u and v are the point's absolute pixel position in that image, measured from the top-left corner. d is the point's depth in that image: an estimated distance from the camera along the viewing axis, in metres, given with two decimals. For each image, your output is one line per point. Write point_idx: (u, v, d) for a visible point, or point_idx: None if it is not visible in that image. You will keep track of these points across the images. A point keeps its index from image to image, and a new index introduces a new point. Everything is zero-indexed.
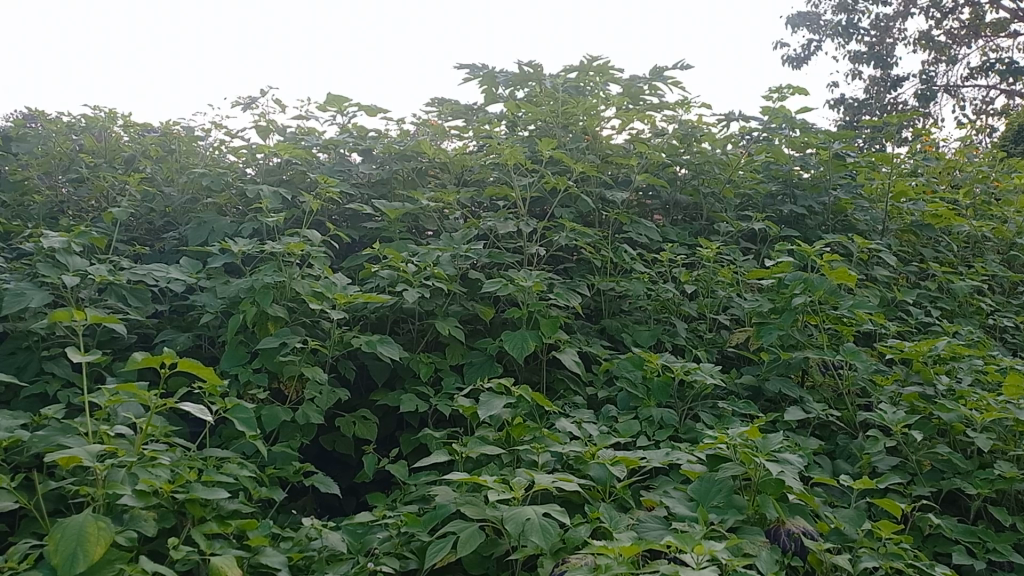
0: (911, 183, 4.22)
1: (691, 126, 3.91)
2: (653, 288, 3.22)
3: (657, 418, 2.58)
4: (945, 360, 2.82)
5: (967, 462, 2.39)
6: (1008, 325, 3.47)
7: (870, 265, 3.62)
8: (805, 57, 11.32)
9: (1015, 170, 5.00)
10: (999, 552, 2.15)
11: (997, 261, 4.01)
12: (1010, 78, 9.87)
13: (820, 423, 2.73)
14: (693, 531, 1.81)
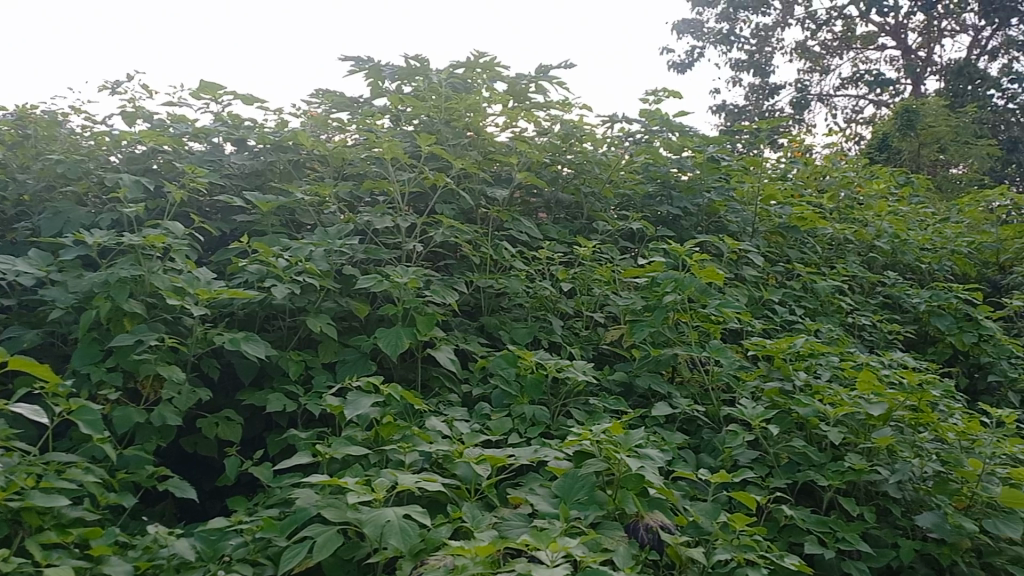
0: (780, 187, 4.39)
1: (573, 126, 3.95)
2: (531, 285, 3.23)
3: (530, 415, 2.58)
4: (805, 357, 2.95)
5: (821, 455, 2.50)
6: (865, 323, 3.64)
7: (739, 265, 3.73)
8: (690, 62, 11.66)
9: (876, 176, 5.29)
10: (848, 541, 2.25)
11: (857, 262, 4.22)
12: (877, 90, 10.44)
13: (687, 418, 2.80)
14: (552, 528, 1.81)
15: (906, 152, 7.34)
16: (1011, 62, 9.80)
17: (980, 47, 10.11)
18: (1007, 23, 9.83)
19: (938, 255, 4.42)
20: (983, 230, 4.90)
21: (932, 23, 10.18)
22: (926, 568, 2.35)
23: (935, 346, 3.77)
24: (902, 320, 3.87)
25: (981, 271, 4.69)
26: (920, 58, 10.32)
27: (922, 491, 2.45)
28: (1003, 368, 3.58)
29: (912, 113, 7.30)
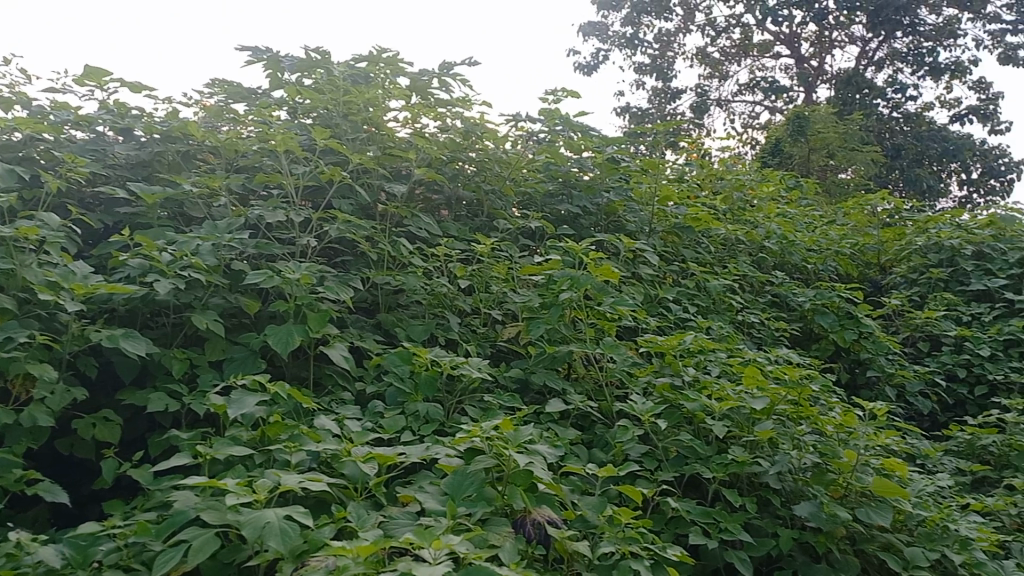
0: (676, 188, 4.50)
1: (474, 123, 3.94)
2: (428, 282, 3.21)
3: (423, 413, 2.56)
4: (694, 354, 3.03)
5: (707, 448, 2.57)
6: (754, 321, 3.76)
7: (635, 264, 3.79)
8: (595, 64, 11.83)
9: (767, 179, 5.49)
10: (729, 531, 2.32)
11: (748, 262, 4.36)
12: (772, 96, 10.83)
13: (580, 414, 2.83)
14: (436, 526, 1.80)
15: (797, 157, 7.75)
16: (895, 73, 10.32)
17: (867, 58, 10.62)
18: (891, 36, 10.36)
19: (822, 257, 4.63)
20: (865, 233, 5.14)
21: (823, 34, 10.63)
22: (803, 555, 2.44)
23: (819, 343, 3.93)
24: (788, 318, 4.02)
25: (863, 271, 4.92)
26: (812, 67, 10.76)
27: (800, 481, 2.54)
28: (880, 364, 3.78)
29: (803, 119, 7.82)
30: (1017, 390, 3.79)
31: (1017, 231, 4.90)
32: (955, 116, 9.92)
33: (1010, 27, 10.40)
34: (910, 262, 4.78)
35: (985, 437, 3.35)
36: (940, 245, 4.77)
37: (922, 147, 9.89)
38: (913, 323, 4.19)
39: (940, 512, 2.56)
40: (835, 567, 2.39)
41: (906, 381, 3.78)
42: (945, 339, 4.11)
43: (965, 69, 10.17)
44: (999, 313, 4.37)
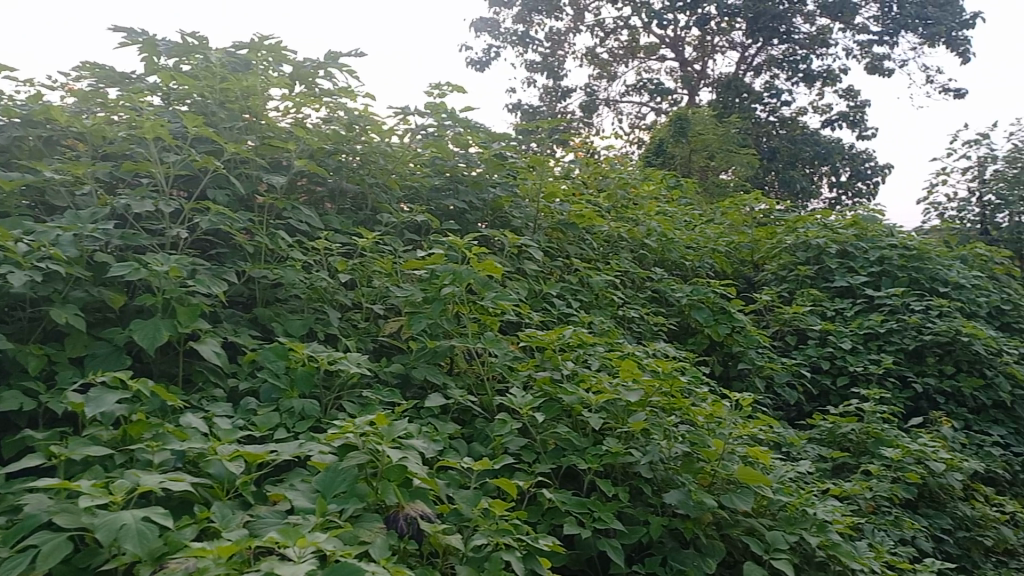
0: (561, 185, 4.55)
1: (357, 115, 3.88)
2: (307, 276, 3.14)
3: (298, 409, 2.50)
4: (573, 348, 3.07)
5: (583, 440, 2.61)
6: (634, 316, 3.86)
7: (520, 259, 3.82)
8: (487, 61, 11.86)
9: (650, 178, 5.64)
10: (603, 520, 2.37)
11: (630, 258, 4.46)
12: (658, 98, 11.12)
13: (461, 409, 2.82)
14: (304, 523, 1.77)
15: (679, 156, 8.02)
16: (772, 79, 10.79)
17: (747, 64, 11.06)
18: (769, 43, 10.81)
19: (699, 254, 4.79)
20: (740, 231, 5.35)
21: (706, 39, 11.01)
22: (674, 541, 2.52)
23: (695, 337, 4.06)
24: (667, 313, 4.14)
25: (738, 268, 5.11)
26: (696, 71, 11.12)
27: (671, 470, 2.62)
28: (751, 357, 3.95)
29: (684, 121, 8.06)
30: (874, 381, 4.04)
31: (876, 230, 5.26)
32: (827, 122, 10.45)
33: (876, 39, 11.04)
34: (781, 260, 5.02)
35: (845, 425, 3.55)
36: (808, 244, 5.05)
37: (797, 151, 10.37)
38: (782, 318, 4.39)
39: (799, 496, 2.70)
40: (702, 552, 2.48)
41: (775, 373, 3.96)
42: (811, 333, 4.33)
43: (835, 78, 10.74)
44: (860, 308, 4.64)
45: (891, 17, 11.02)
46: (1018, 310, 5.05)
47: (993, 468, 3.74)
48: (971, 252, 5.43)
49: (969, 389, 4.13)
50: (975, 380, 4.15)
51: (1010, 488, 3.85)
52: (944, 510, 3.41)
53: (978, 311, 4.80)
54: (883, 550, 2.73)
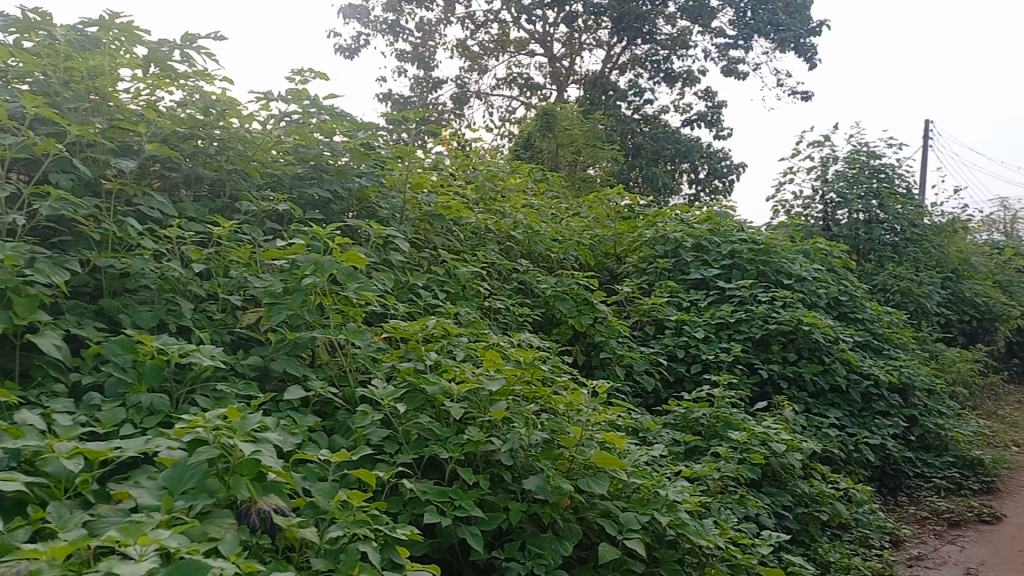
0: (427, 176, 4.54)
1: (215, 99, 3.73)
2: (159, 266, 3.00)
3: (146, 404, 2.39)
4: (437, 338, 3.08)
5: (445, 429, 2.62)
6: (499, 306, 3.90)
7: (386, 250, 3.79)
8: (356, 48, 11.66)
9: (516, 171, 5.72)
10: (463, 508, 2.40)
11: (496, 249, 4.51)
12: (527, 92, 11.27)
13: (321, 401, 2.76)
14: (148, 521, 1.69)
15: (546, 151, 8.18)
16: (637, 78, 11.14)
17: (613, 62, 11.36)
18: (633, 43, 11.15)
19: (564, 247, 4.90)
20: (604, 224, 5.50)
21: (574, 36, 11.24)
22: (532, 526, 2.58)
23: (559, 327, 4.15)
24: (532, 304, 4.21)
25: (601, 261, 5.26)
26: (564, 67, 11.34)
27: (530, 457, 2.68)
28: (612, 346, 4.08)
29: (551, 116, 8.14)
30: (725, 368, 4.26)
31: (729, 225, 5.55)
32: (687, 121, 10.89)
33: (732, 43, 11.59)
34: (641, 252, 5.20)
35: (697, 410, 3.73)
36: (666, 238, 5.27)
37: (659, 148, 10.75)
38: (641, 308, 4.56)
39: (652, 478, 2.83)
40: (560, 535, 2.55)
41: (634, 362, 4.11)
42: (668, 323, 4.52)
43: (695, 78, 11.20)
44: (713, 299, 4.88)
45: (745, 22, 11.59)
46: (853, 301, 5.45)
47: (829, 448, 4.03)
48: (813, 246, 5.81)
49: (810, 374, 4.42)
50: (814, 365, 4.45)
51: (844, 466, 4.15)
52: (785, 487, 3.64)
53: (818, 301, 5.14)
54: (727, 527, 2.90)
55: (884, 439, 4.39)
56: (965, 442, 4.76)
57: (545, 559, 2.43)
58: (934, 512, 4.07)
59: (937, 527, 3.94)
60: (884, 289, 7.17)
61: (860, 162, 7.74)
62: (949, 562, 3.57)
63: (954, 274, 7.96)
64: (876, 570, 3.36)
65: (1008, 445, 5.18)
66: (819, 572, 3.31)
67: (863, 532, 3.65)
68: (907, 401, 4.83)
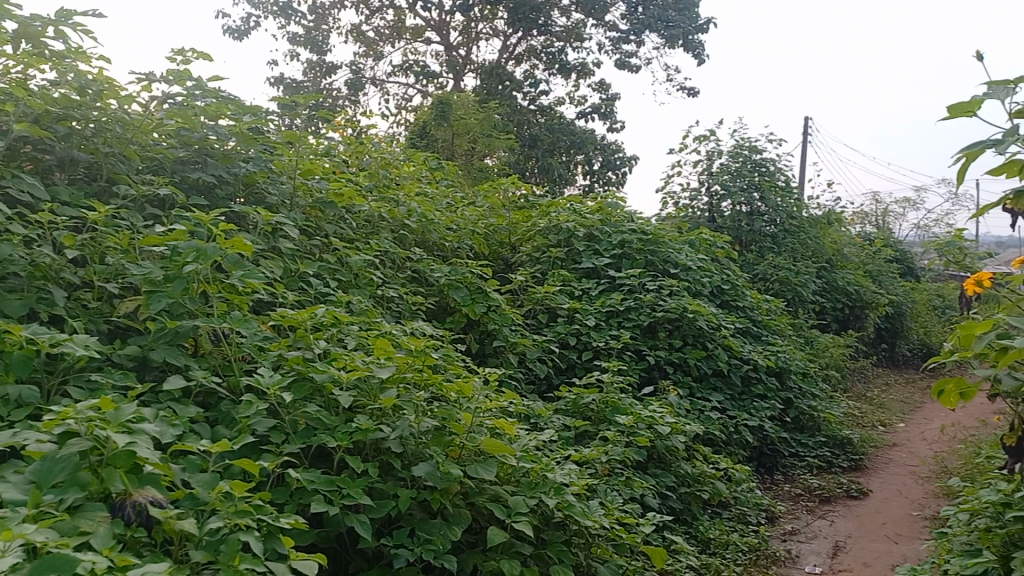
0: (317, 162, 4.47)
1: (92, 78, 3.55)
2: (29, 252, 2.85)
3: (14, 397, 2.28)
4: (327, 327, 3.04)
5: (333, 418, 2.59)
6: (392, 294, 3.88)
7: (275, 237, 3.71)
8: (246, 30, 11.32)
9: (411, 159, 5.69)
10: (351, 496, 2.38)
11: (389, 237, 4.48)
12: (423, 80, 11.21)
13: (205, 391, 2.69)
14: (12, 516, 1.61)
15: (441, 139, 8.17)
16: (532, 69, 11.23)
17: (509, 52, 11.42)
18: (529, 34, 11.24)
19: (458, 235, 4.91)
20: (498, 214, 5.55)
21: (470, 25, 11.24)
22: (422, 512, 2.59)
23: (453, 315, 4.16)
24: (426, 292, 4.20)
25: (496, 250, 5.30)
26: (460, 56, 11.33)
27: (420, 444, 2.68)
28: (505, 334, 4.12)
29: (445, 104, 8.15)
30: (614, 355, 4.38)
31: (619, 216, 5.69)
32: (582, 113, 11.07)
33: (624, 37, 11.84)
34: (534, 242, 5.27)
35: (587, 396, 3.82)
36: (559, 227, 5.36)
37: (554, 140, 10.89)
38: (534, 297, 4.62)
39: (540, 462, 2.89)
40: (449, 521, 2.57)
41: (527, 349, 4.17)
42: (560, 311, 4.60)
43: (589, 71, 11.39)
44: (604, 287, 5.00)
45: (637, 17, 11.85)
46: (735, 290, 5.69)
47: (711, 430, 4.20)
48: (698, 237, 6.02)
49: (694, 360, 4.60)
50: (698, 351, 4.63)
51: (725, 447, 4.34)
52: (669, 469, 3.78)
53: (702, 290, 5.34)
54: (612, 508, 2.99)
55: (762, 421, 4.61)
56: (836, 422, 5.05)
57: (434, 545, 2.44)
58: (807, 489, 4.31)
59: (809, 503, 4.18)
60: (765, 278, 7.51)
61: (743, 156, 8.06)
62: (819, 535, 3.79)
63: (829, 264, 8.41)
64: (752, 545, 3.54)
65: (874, 425, 5.53)
66: (699, 548, 3.45)
67: (741, 509, 3.84)
68: (784, 384, 5.09)
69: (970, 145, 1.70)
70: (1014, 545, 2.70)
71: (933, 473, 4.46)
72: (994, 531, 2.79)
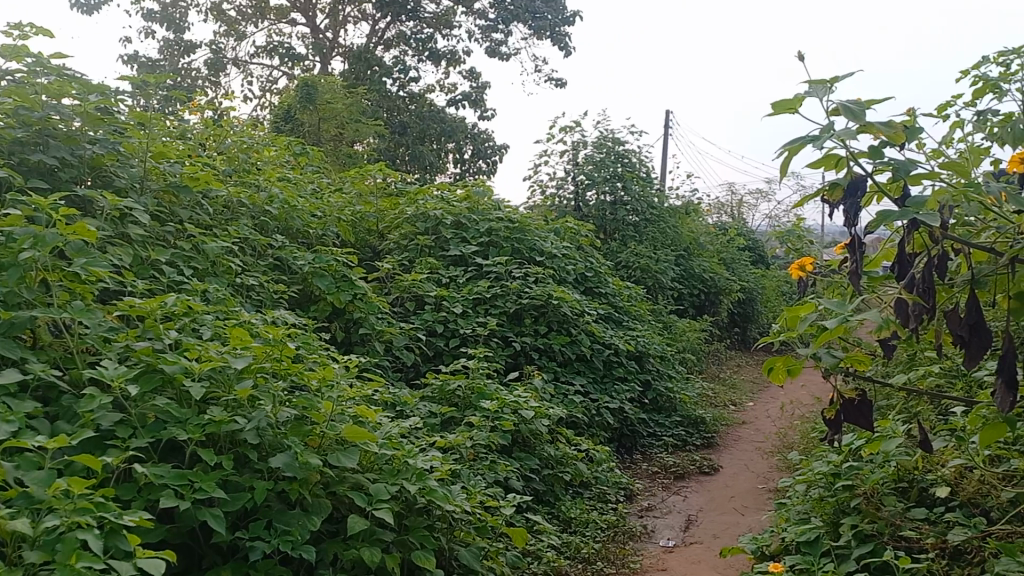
0: (170, 146, 4.28)
1: None
2: None
3: None
4: (179, 316, 2.94)
5: (184, 410, 2.50)
6: (252, 282, 3.78)
7: (124, 222, 3.54)
8: (95, 4, 10.67)
9: (273, 143, 5.54)
10: (204, 490, 2.32)
11: (250, 224, 4.35)
12: (289, 63, 10.91)
13: (44, 386, 2.54)
14: None
15: (307, 124, 8.00)
16: (401, 55, 11.13)
17: (377, 37, 11.26)
18: (398, 19, 11.13)
19: (323, 223, 4.83)
20: (365, 201, 5.49)
21: (338, 8, 11.02)
22: (280, 503, 2.54)
23: (317, 304, 4.10)
24: (289, 281, 4.12)
25: (363, 238, 5.25)
26: (327, 39, 11.10)
27: (278, 435, 2.62)
28: (371, 322, 4.10)
29: (310, 88, 7.97)
30: (480, 342, 4.44)
31: (486, 204, 5.76)
32: (452, 101, 11.08)
33: (493, 26, 11.92)
34: (402, 229, 5.26)
35: (453, 382, 3.84)
36: (427, 215, 5.37)
37: (425, 127, 10.85)
38: (401, 285, 4.61)
39: (403, 449, 2.89)
40: (308, 511, 2.54)
41: (393, 337, 4.16)
42: (427, 299, 4.61)
43: (458, 59, 11.40)
44: (471, 275, 5.06)
45: (505, 6, 11.93)
46: (598, 277, 5.86)
47: (574, 413, 4.33)
48: (563, 226, 6.17)
49: (558, 345, 4.72)
50: (562, 337, 4.76)
51: (588, 429, 4.49)
52: (534, 452, 3.87)
53: (566, 277, 5.48)
54: (475, 492, 3.04)
55: (622, 404, 4.79)
56: (691, 403, 5.31)
57: (292, 536, 2.41)
58: (663, 467, 4.52)
59: (665, 480, 4.37)
60: (627, 266, 7.77)
61: (607, 147, 8.29)
62: (673, 510, 3.98)
63: (687, 252, 8.80)
64: (611, 522, 3.68)
65: (726, 404, 5.84)
66: (560, 527, 3.56)
67: (601, 488, 3.98)
68: (643, 367, 5.30)
69: (790, 140, 1.80)
70: (842, 511, 2.93)
71: (777, 447, 4.76)
72: (827, 499, 3.02)
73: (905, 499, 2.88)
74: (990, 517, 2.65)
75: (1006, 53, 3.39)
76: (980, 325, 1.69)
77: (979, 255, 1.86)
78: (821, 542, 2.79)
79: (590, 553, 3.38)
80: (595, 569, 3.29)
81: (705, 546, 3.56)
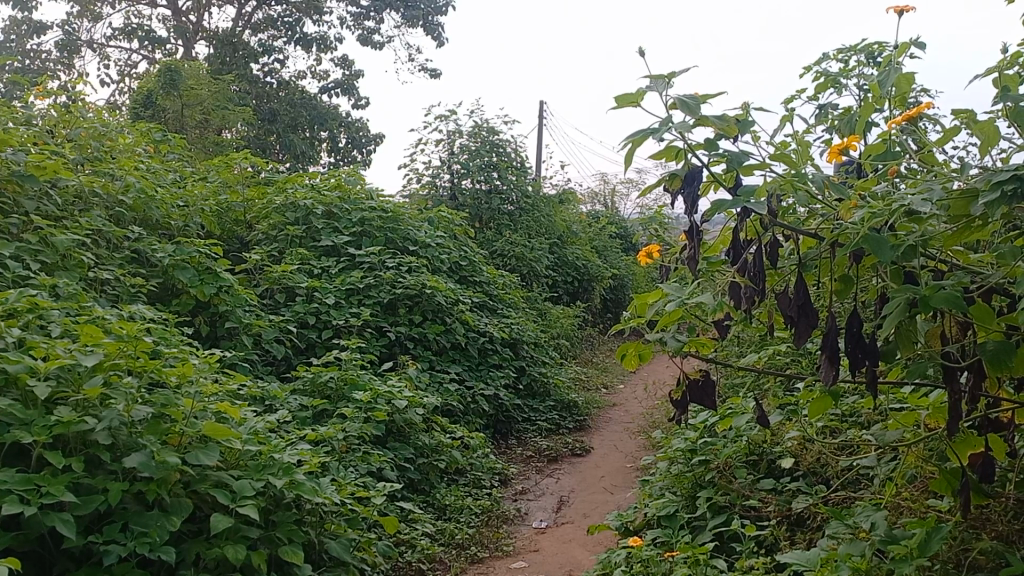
0: (12, 133, 4.01)
1: None
2: None
3: None
4: (23, 313, 2.78)
5: (30, 412, 2.37)
6: (108, 277, 3.62)
7: None
8: None
9: (128, 129, 5.29)
10: (52, 494, 2.20)
11: (104, 215, 4.14)
12: (149, 46, 10.41)
13: None
14: None
15: (170, 110, 7.68)
16: (270, 40, 10.83)
17: (245, 20, 10.89)
18: None
19: (185, 214, 4.67)
20: (232, 189, 5.34)
21: None
22: (138, 504, 2.45)
23: (179, 297, 3.97)
24: (148, 274, 3.97)
25: (229, 228, 5.15)
26: (190, 22, 10.66)
27: (134, 434, 2.51)
28: (237, 315, 4.00)
29: (174, 73, 7.62)
30: (354, 332, 4.44)
31: (357, 193, 5.72)
32: (324, 88, 10.88)
33: (365, 13, 11.77)
34: (270, 219, 5.17)
35: (325, 374, 3.79)
36: (296, 204, 5.28)
37: (295, 114, 10.62)
38: (271, 276, 4.54)
39: (268, 444, 2.85)
40: (167, 511, 2.45)
41: (262, 330, 4.07)
42: (298, 290, 4.55)
43: (330, 45, 11.19)
44: (344, 265, 5.01)
45: None
46: (472, 266, 5.91)
47: (448, 401, 4.36)
48: (437, 215, 6.18)
49: (432, 335, 4.76)
50: (436, 326, 4.80)
51: (463, 417, 4.55)
52: (409, 441, 3.89)
53: (439, 266, 5.51)
54: (345, 485, 3.02)
55: (497, 390, 4.89)
56: (564, 386, 5.44)
57: (150, 538, 2.32)
58: (536, 450, 4.63)
59: (538, 463, 4.49)
60: (503, 254, 7.87)
61: (481, 136, 8.34)
62: (546, 492, 4.09)
63: (561, 239, 8.99)
64: (485, 507, 3.74)
65: (598, 387, 6.04)
66: (436, 515, 3.59)
67: (477, 474, 4.03)
68: (517, 354, 5.43)
69: (634, 132, 1.87)
70: (699, 485, 3.11)
71: (644, 426, 4.95)
72: (685, 474, 3.19)
73: (756, 471, 3.08)
74: (829, 483, 2.85)
75: (843, 49, 3.53)
76: (807, 305, 1.79)
77: (807, 241, 1.99)
78: (679, 516, 2.96)
79: (464, 539, 3.43)
80: (469, 553, 3.34)
81: (575, 525, 3.67)
